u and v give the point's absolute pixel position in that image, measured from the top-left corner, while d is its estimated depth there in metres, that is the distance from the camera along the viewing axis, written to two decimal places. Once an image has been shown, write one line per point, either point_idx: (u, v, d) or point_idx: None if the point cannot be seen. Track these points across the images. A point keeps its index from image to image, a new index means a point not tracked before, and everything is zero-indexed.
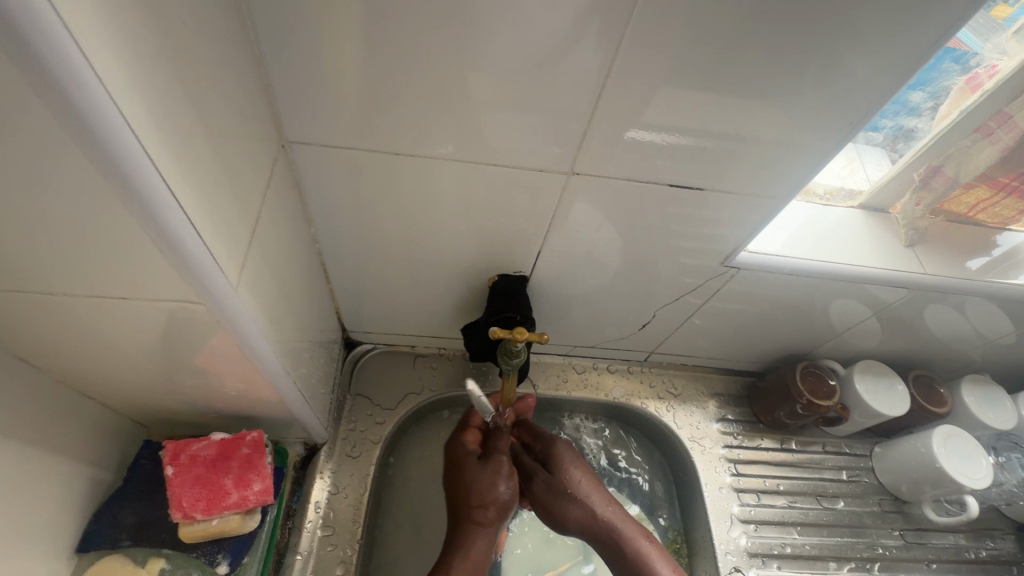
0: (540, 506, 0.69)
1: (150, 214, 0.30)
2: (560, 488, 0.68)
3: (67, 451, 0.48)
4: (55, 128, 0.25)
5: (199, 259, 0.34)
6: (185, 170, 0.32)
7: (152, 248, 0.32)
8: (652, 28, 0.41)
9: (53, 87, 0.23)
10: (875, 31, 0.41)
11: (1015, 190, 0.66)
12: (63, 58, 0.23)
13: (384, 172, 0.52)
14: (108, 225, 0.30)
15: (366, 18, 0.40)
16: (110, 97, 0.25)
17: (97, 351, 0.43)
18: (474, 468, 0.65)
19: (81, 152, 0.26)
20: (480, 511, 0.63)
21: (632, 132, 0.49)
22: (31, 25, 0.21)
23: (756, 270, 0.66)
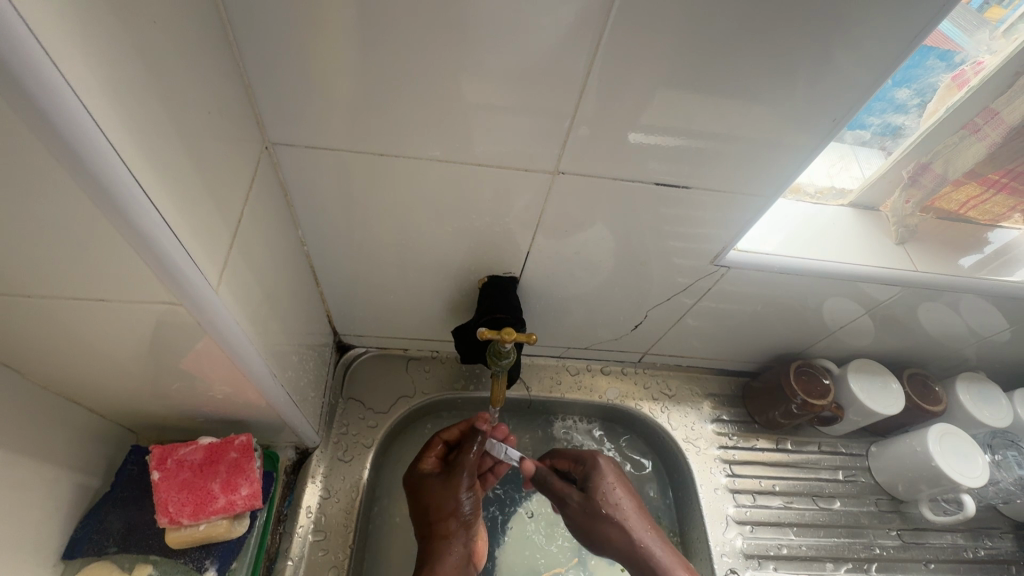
0: (580, 531, 0.68)
1: (124, 215, 0.29)
2: (598, 513, 0.66)
3: (51, 457, 0.48)
4: (18, 128, 0.24)
5: (176, 261, 0.34)
6: (159, 171, 0.31)
7: (128, 250, 0.32)
8: (632, 24, 0.40)
9: (14, 86, 0.23)
10: (855, 29, 0.41)
11: (1005, 186, 0.66)
12: (20, 51, 0.22)
13: (369, 173, 0.52)
14: (83, 228, 0.30)
15: (343, 18, 0.39)
16: (73, 90, 0.25)
17: (80, 356, 0.43)
18: (438, 485, 0.65)
19: (48, 152, 0.26)
20: (442, 526, 0.63)
21: (632, 134, 0.49)
22: None
23: (747, 269, 0.65)
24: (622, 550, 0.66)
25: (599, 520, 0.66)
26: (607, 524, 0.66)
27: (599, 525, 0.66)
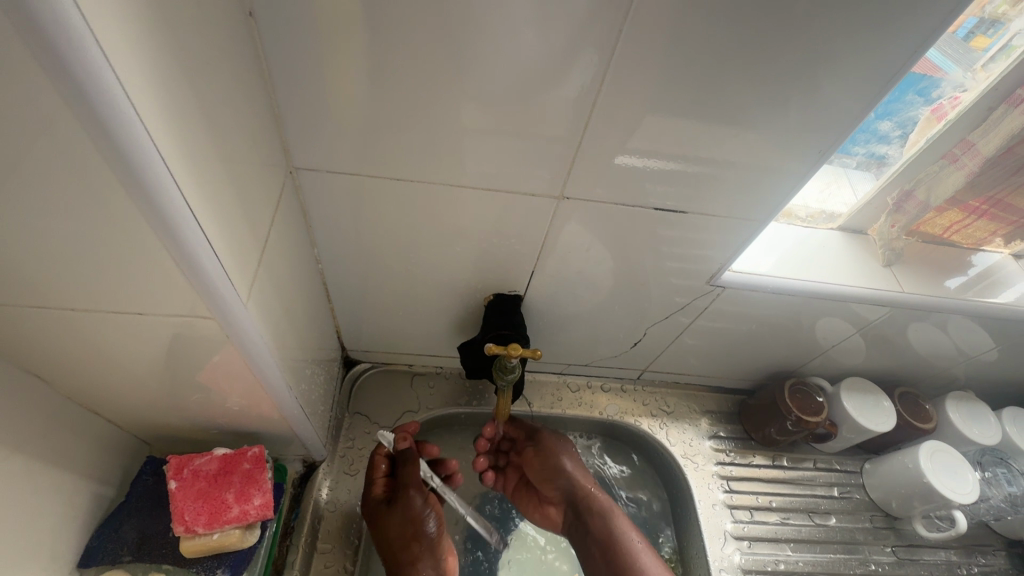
0: (541, 454, 0.74)
1: (177, 242, 0.32)
2: (564, 439, 0.76)
3: (71, 465, 0.50)
4: (98, 164, 0.27)
5: (216, 282, 0.36)
6: (208, 201, 0.34)
7: (175, 271, 0.35)
8: (635, 61, 0.44)
9: (103, 130, 0.26)
10: (836, 69, 0.45)
11: (986, 213, 0.70)
12: (95, 76, 0.24)
13: (384, 195, 0.55)
14: (134, 249, 0.33)
15: (368, 56, 0.43)
16: (136, 110, 0.27)
17: (109, 366, 0.45)
18: (386, 513, 0.64)
19: (120, 186, 0.29)
20: (407, 552, 0.63)
21: (620, 158, 0.52)
22: (89, 78, 0.24)
23: (741, 289, 0.68)
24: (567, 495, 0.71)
25: (550, 462, 0.73)
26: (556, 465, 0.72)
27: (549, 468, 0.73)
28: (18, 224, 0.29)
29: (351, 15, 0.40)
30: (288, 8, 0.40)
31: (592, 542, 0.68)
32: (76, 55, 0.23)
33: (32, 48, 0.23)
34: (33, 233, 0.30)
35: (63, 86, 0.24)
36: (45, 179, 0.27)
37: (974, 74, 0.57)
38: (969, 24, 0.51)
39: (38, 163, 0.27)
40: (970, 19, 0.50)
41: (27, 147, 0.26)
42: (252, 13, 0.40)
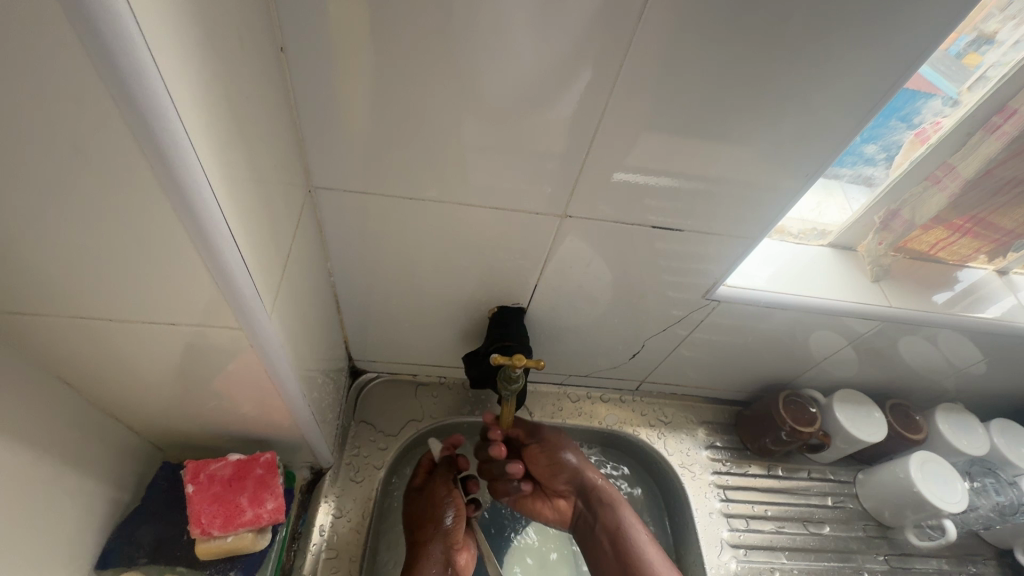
0: (548, 452, 0.77)
1: (222, 270, 0.35)
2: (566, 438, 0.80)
3: (91, 469, 0.52)
4: (157, 200, 0.30)
5: (250, 303, 0.39)
6: (249, 229, 0.37)
7: (216, 293, 0.37)
8: (634, 92, 0.47)
9: (167, 171, 0.28)
10: (821, 98, 0.48)
11: (969, 231, 0.73)
12: (168, 128, 0.27)
13: (396, 213, 0.58)
14: (173, 270, 0.35)
15: (386, 84, 0.46)
16: (195, 153, 0.29)
17: (136, 374, 0.47)
18: (417, 499, 0.74)
19: (177, 220, 0.31)
20: (420, 531, 0.70)
21: (619, 173, 0.55)
22: (161, 126, 0.26)
23: (735, 303, 0.71)
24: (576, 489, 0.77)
25: (558, 460, 0.77)
26: (564, 462, 0.77)
27: (557, 465, 0.77)
28: (71, 242, 0.32)
29: (373, 50, 0.44)
30: (315, 44, 0.43)
31: (602, 531, 0.74)
32: (152, 106, 0.26)
33: (113, 97, 0.25)
34: (82, 250, 0.33)
35: (137, 132, 0.26)
36: (102, 207, 0.30)
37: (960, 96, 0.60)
38: (962, 43, 0.54)
39: (99, 193, 0.29)
40: (961, 38, 0.53)
41: (96, 181, 0.28)
42: (283, 49, 0.43)
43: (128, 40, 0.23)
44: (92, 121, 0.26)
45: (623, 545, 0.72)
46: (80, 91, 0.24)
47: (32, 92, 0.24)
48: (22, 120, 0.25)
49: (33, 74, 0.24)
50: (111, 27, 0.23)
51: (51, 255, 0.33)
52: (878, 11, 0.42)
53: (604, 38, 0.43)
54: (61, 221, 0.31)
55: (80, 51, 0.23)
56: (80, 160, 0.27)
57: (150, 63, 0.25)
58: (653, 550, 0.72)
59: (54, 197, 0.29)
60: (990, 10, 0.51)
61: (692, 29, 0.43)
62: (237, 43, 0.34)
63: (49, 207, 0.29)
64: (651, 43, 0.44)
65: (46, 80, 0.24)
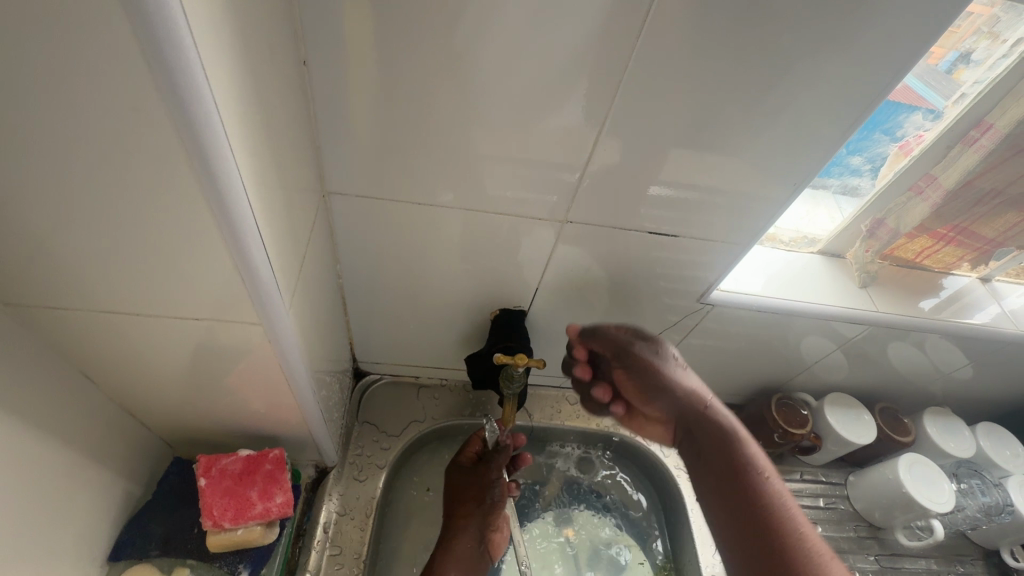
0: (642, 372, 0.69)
1: (252, 274, 0.37)
2: (666, 355, 0.71)
3: (107, 463, 0.53)
4: (197, 208, 0.32)
5: (274, 304, 0.42)
6: (275, 235, 0.39)
7: (243, 294, 0.40)
8: (633, 105, 0.50)
9: (212, 185, 0.31)
10: (808, 114, 0.52)
11: (953, 240, 0.76)
12: (217, 150, 0.30)
13: (404, 217, 0.60)
14: (203, 271, 0.37)
15: (399, 96, 0.49)
16: (234, 161, 0.31)
17: (155, 369, 0.49)
18: (465, 474, 0.78)
19: (215, 228, 0.34)
20: (463, 507, 0.76)
21: (653, 188, 0.58)
22: (211, 148, 0.29)
23: (729, 307, 0.73)
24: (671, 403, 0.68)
25: (651, 369, 0.69)
26: (657, 373, 0.69)
27: (641, 360, 0.71)
28: (110, 240, 0.34)
29: (389, 63, 0.47)
30: (335, 57, 0.46)
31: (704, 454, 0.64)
32: (206, 130, 0.28)
33: (171, 117, 0.27)
34: (120, 249, 0.35)
35: (190, 152, 0.29)
36: (144, 210, 0.32)
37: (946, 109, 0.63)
38: (953, 57, 0.58)
39: (142, 193, 0.31)
40: (950, 53, 0.57)
41: (140, 186, 0.31)
42: (305, 62, 0.46)
43: (191, 73, 0.26)
44: (144, 129, 0.28)
45: (733, 472, 0.60)
46: (136, 103, 0.27)
47: (92, 100, 0.27)
48: (80, 123, 0.28)
49: (96, 85, 0.26)
50: (172, 48, 0.25)
51: (89, 250, 0.35)
52: (860, 32, 0.45)
53: (605, 54, 0.46)
54: (104, 221, 0.33)
55: (142, 72, 0.26)
56: (128, 162, 0.30)
57: (208, 93, 0.27)
58: (775, 485, 0.58)
59: (98, 195, 0.31)
60: (978, 27, 0.54)
61: (687, 47, 0.46)
62: (268, 57, 0.37)
63: (93, 204, 0.32)
64: (649, 60, 0.47)
65: (107, 91, 0.26)
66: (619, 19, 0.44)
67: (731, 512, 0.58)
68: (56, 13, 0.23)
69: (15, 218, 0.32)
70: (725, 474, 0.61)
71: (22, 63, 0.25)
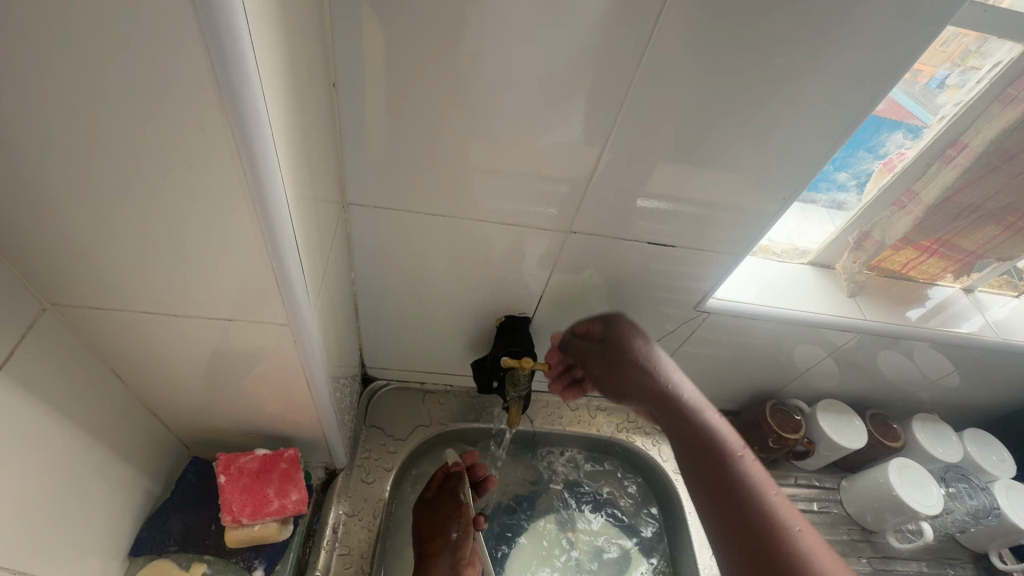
0: (603, 382, 0.63)
1: (287, 281, 0.41)
2: (623, 363, 0.61)
3: (131, 459, 0.55)
4: (244, 219, 0.36)
5: (303, 310, 0.45)
6: (308, 245, 0.43)
7: (277, 299, 0.43)
8: (635, 124, 0.54)
9: (261, 200, 0.34)
10: (795, 133, 0.56)
11: (936, 252, 0.80)
12: (268, 168, 0.33)
13: (418, 227, 0.64)
14: (243, 277, 0.41)
15: (418, 114, 0.53)
16: (280, 179, 0.35)
17: (184, 369, 0.52)
18: (424, 511, 0.78)
19: (259, 238, 0.37)
20: (429, 545, 0.74)
21: (643, 202, 0.62)
22: (264, 167, 0.33)
23: (723, 315, 0.77)
24: (648, 388, 0.59)
25: (625, 344, 0.62)
26: (631, 349, 0.61)
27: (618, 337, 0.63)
28: (159, 244, 0.38)
29: (412, 84, 0.50)
30: (361, 79, 0.50)
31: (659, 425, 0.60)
32: (261, 152, 0.32)
33: (232, 140, 0.31)
34: (165, 252, 0.38)
35: (246, 171, 0.33)
36: (195, 219, 0.36)
37: (930, 126, 0.67)
38: (940, 77, 0.61)
39: (195, 203, 0.35)
40: (940, 71, 0.60)
41: (193, 196, 0.34)
42: (334, 84, 0.50)
43: (253, 102, 0.30)
44: (206, 145, 0.31)
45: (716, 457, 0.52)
46: (203, 125, 0.30)
47: (162, 120, 0.30)
48: (149, 138, 0.31)
49: (169, 105, 0.29)
50: (238, 76, 0.28)
51: (140, 254, 0.38)
52: (843, 58, 0.50)
53: (609, 77, 0.50)
54: (156, 226, 0.36)
55: (211, 99, 0.29)
56: (188, 173, 0.33)
57: (265, 119, 0.31)
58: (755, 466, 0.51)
59: (157, 202, 0.35)
60: (965, 46, 0.58)
61: (684, 72, 0.50)
62: (310, 83, 0.41)
63: (150, 210, 0.35)
64: (650, 82, 0.51)
65: (178, 111, 0.30)
66: (623, 45, 0.48)
67: (727, 537, 0.48)
68: (144, 44, 0.27)
69: (77, 223, 0.36)
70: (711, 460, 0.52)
71: (107, 88, 0.28)
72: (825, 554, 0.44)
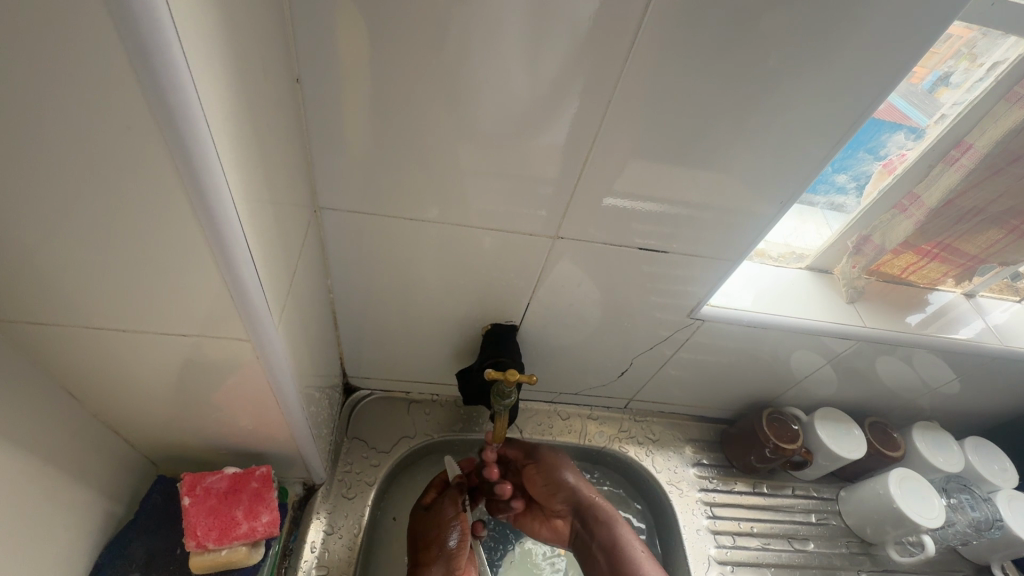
0: (534, 483, 0.78)
1: (243, 296, 0.38)
2: (551, 469, 0.78)
3: (89, 482, 0.52)
4: (192, 231, 0.33)
5: (264, 325, 0.42)
6: (267, 255, 0.40)
7: (235, 316, 0.40)
8: (624, 123, 0.51)
9: (206, 211, 0.32)
10: (794, 133, 0.53)
11: (937, 256, 0.77)
12: (211, 175, 0.30)
13: (396, 232, 0.60)
14: (197, 292, 0.38)
15: (392, 114, 0.49)
16: (227, 186, 0.32)
17: (142, 387, 0.48)
18: (421, 517, 0.74)
19: (209, 252, 0.34)
20: (424, 553, 0.71)
21: (608, 200, 0.58)
22: (206, 174, 0.30)
23: (719, 322, 0.74)
24: (566, 499, 0.76)
25: (554, 471, 0.78)
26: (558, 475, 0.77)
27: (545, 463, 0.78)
28: (100, 259, 0.35)
29: (385, 82, 0.47)
30: (329, 75, 0.47)
31: (597, 548, 0.73)
32: (201, 158, 0.29)
33: (166, 144, 0.28)
34: (109, 267, 0.35)
35: (186, 179, 0.30)
36: (138, 232, 0.33)
37: (929, 128, 0.64)
38: (933, 78, 0.60)
39: (134, 214, 0.32)
40: (932, 73, 0.59)
41: (132, 207, 0.31)
42: (299, 80, 0.47)
43: (186, 103, 0.27)
44: (140, 151, 0.29)
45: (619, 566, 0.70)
46: (135, 130, 0.28)
47: (88, 124, 0.27)
48: (72, 139, 0.28)
49: (89, 99, 0.26)
50: (162, 60, 0.25)
51: (78, 267, 0.35)
52: (844, 53, 0.47)
53: (594, 74, 0.47)
54: (94, 239, 0.33)
55: (139, 100, 0.26)
56: (120, 177, 0.30)
57: (202, 121, 0.28)
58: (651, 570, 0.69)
59: (92, 211, 0.31)
60: (958, 48, 0.56)
61: (675, 68, 0.47)
62: (264, 77, 0.38)
63: (83, 219, 0.32)
64: (639, 79, 0.48)
65: (100, 105, 0.26)
66: (609, 40, 0.45)
67: None
68: (56, 40, 0.24)
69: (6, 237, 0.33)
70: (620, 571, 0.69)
71: (21, 89, 0.25)
72: None
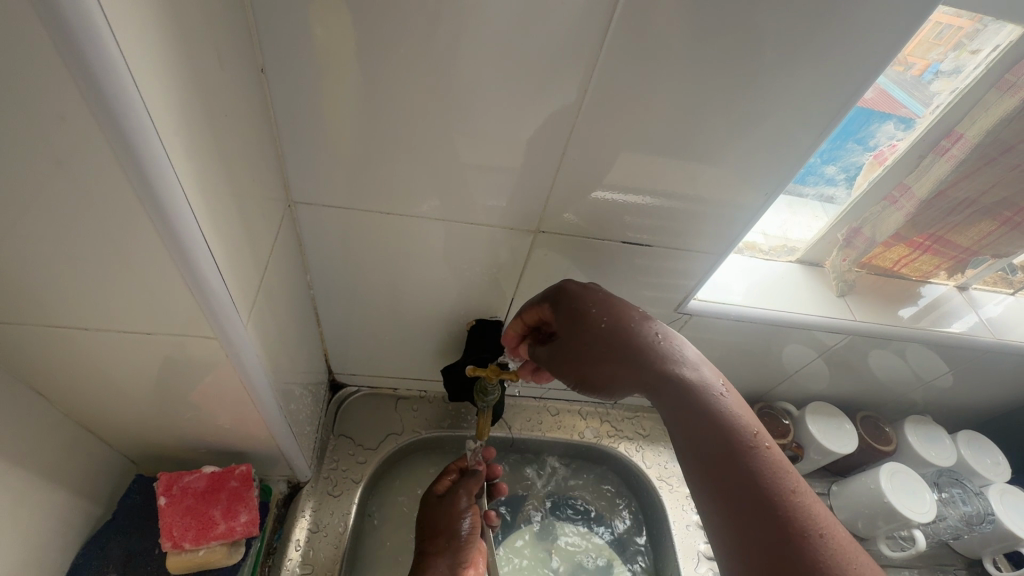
0: (575, 354, 0.54)
1: (208, 298, 0.38)
2: (593, 332, 0.52)
3: (63, 483, 0.52)
4: (148, 233, 0.33)
5: (232, 326, 0.41)
6: (230, 255, 0.39)
7: (201, 318, 0.40)
8: (602, 114, 0.50)
9: (159, 213, 0.31)
10: (778, 124, 0.51)
11: (929, 248, 0.76)
12: (160, 175, 0.30)
13: (375, 227, 0.59)
14: (159, 293, 0.37)
15: (363, 106, 0.48)
16: (180, 187, 0.32)
17: (112, 388, 0.48)
18: (434, 504, 0.74)
19: (167, 253, 0.34)
20: (432, 542, 0.70)
21: (598, 192, 0.57)
22: (154, 175, 0.30)
23: (706, 316, 0.73)
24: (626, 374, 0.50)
25: (587, 321, 0.53)
26: (593, 323, 0.53)
27: (580, 314, 0.54)
28: (53, 261, 0.34)
29: (353, 73, 0.46)
30: (295, 66, 0.45)
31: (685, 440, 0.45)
32: (149, 158, 0.29)
33: (111, 145, 0.28)
34: (64, 270, 0.34)
35: (136, 181, 0.30)
36: (94, 234, 0.32)
37: (920, 119, 0.63)
38: (932, 69, 0.58)
39: (85, 216, 0.31)
40: (934, 64, 0.57)
41: (84, 210, 0.31)
42: (264, 70, 0.45)
43: (127, 102, 0.27)
44: (85, 153, 0.28)
45: (707, 438, 0.44)
46: (77, 131, 0.27)
47: (27, 125, 0.26)
48: (11, 140, 0.27)
49: (24, 96, 0.25)
50: (90, 43, 0.24)
51: (31, 268, 0.34)
52: (827, 39, 0.45)
53: (569, 63, 0.46)
54: (46, 241, 0.32)
55: (78, 100, 0.26)
56: (69, 179, 0.29)
57: (146, 121, 0.28)
58: (772, 453, 0.43)
59: (42, 213, 0.31)
60: (957, 38, 0.54)
61: (653, 56, 0.45)
62: (217, 66, 0.36)
63: (33, 220, 0.31)
64: (616, 69, 0.46)
65: (35, 102, 0.26)
66: (583, 27, 0.43)
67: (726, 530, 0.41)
68: None
69: None
70: (700, 443, 0.44)
71: None
72: (853, 556, 0.38)
